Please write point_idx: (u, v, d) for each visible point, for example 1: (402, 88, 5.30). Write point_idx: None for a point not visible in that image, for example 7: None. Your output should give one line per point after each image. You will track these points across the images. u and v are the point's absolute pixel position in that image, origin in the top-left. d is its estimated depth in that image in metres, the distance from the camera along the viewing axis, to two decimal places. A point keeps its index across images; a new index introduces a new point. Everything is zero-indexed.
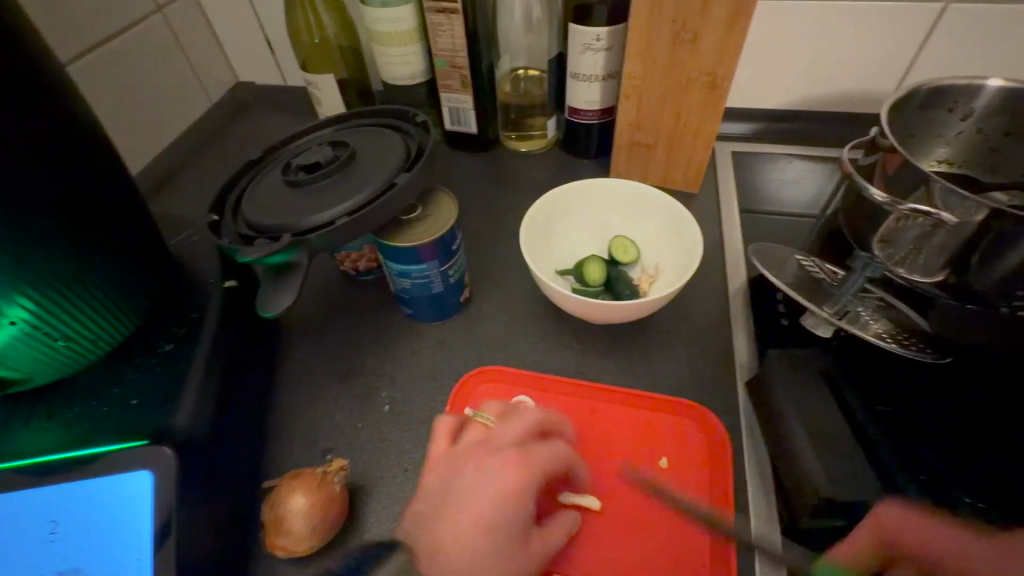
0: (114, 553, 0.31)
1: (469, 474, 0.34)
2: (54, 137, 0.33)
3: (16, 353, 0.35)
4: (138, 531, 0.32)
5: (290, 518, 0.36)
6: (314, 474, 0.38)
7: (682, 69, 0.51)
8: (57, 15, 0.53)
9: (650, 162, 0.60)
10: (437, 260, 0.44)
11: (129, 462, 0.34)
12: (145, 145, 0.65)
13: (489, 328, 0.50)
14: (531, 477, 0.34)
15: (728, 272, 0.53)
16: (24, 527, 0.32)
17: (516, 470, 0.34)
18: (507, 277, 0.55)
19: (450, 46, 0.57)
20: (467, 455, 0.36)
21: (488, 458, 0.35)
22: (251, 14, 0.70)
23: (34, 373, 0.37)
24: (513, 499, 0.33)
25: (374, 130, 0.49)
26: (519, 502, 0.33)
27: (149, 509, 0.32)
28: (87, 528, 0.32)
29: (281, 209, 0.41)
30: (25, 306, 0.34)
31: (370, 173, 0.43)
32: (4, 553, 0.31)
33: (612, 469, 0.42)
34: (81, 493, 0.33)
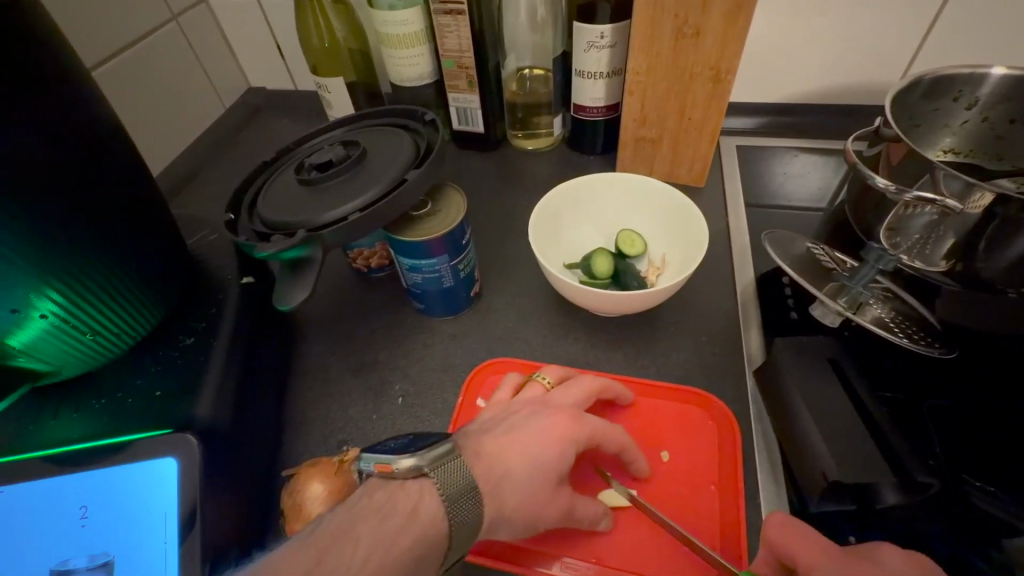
0: (143, 540, 0.32)
1: (524, 416, 0.38)
2: (80, 139, 0.34)
3: (46, 346, 0.36)
4: (165, 515, 0.33)
5: (307, 504, 0.37)
6: (329, 463, 0.39)
7: (684, 64, 0.52)
8: (76, 26, 0.55)
9: (655, 157, 0.61)
10: (447, 254, 0.45)
11: (155, 450, 0.35)
12: (164, 148, 0.67)
13: (498, 322, 0.51)
14: (587, 391, 0.41)
15: (735, 264, 0.53)
16: (56, 514, 0.33)
17: (575, 388, 0.41)
18: (517, 272, 0.56)
19: (457, 46, 0.58)
20: (535, 388, 0.42)
21: (545, 407, 0.38)
22: (263, 21, 0.72)
23: (62, 366, 0.39)
24: (558, 447, 0.36)
25: (385, 129, 0.50)
26: (564, 444, 0.36)
27: (175, 498, 0.33)
28: (117, 515, 0.33)
29: (295, 206, 0.43)
30: (52, 300, 0.35)
31: (382, 170, 0.44)
32: (36, 539, 0.32)
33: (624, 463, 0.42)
34: (110, 481, 0.34)
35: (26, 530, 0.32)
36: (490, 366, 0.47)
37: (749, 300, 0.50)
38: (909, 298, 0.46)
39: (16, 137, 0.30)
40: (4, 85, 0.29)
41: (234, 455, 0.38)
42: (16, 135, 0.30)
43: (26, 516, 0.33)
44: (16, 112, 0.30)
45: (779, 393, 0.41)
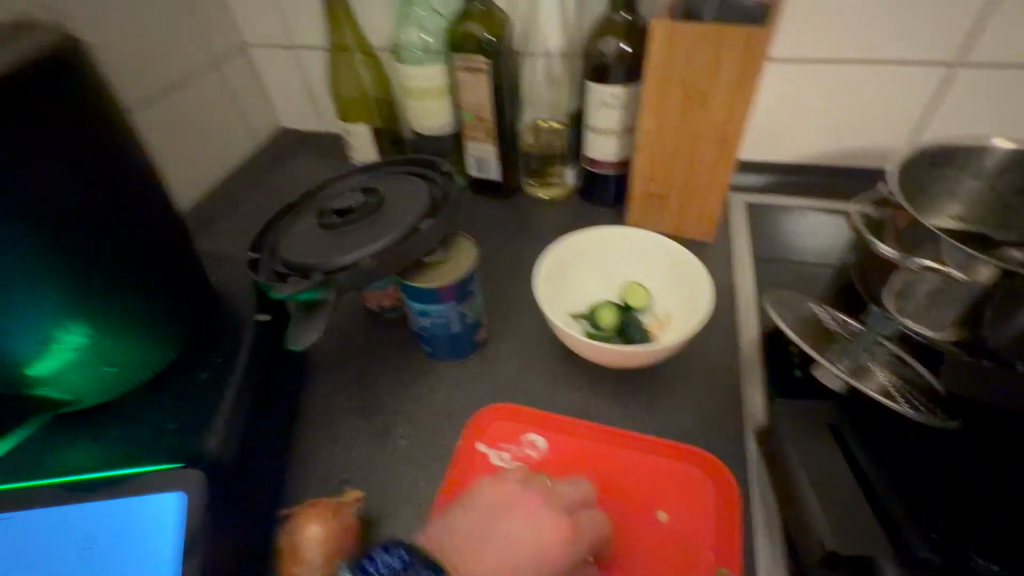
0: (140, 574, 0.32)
1: (527, 509, 0.38)
2: (129, 189, 0.37)
3: (70, 375, 0.38)
4: (166, 550, 0.33)
5: (304, 545, 0.37)
6: (329, 504, 0.39)
7: (692, 126, 0.54)
8: (124, 74, 0.59)
9: (663, 212, 0.62)
10: (455, 301, 0.47)
11: (162, 483, 0.36)
12: (193, 185, 0.70)
13: (502, 369, 0.52)
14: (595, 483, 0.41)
15: (740, 322, 0.54)
16: (60, 543, 0.34)
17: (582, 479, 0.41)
18: (523, 320, 0.57)
19: (476, 100, 0.61)
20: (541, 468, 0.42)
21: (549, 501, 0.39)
22: (297, 69, 0.77)
23: (83, 395, 0.40)
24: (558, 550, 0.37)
25: (403, 178, 0.52)
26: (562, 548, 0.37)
27: (177, 531, 0.34)
28: (117, 547, 0.33)
29: (313, 249, 0.45)
30: (82, 332, 0.37)
31: (397, 218, 0.46)
32: (39, 566, 0.33)
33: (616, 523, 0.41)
34: (114, 513, 0.35)
35: (31, 556, 0.33)
36: (497, 410, 0.48)
37: (752, 357, 0.51)
38: (914, 367, 0.45)
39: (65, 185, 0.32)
40: (64, 141, 0.32)
41: (236, 492, 0.39)
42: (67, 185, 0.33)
43: (32, 543, 0.34)
44: (67, 163, 0.32)
45: (779, 458, 0.40)
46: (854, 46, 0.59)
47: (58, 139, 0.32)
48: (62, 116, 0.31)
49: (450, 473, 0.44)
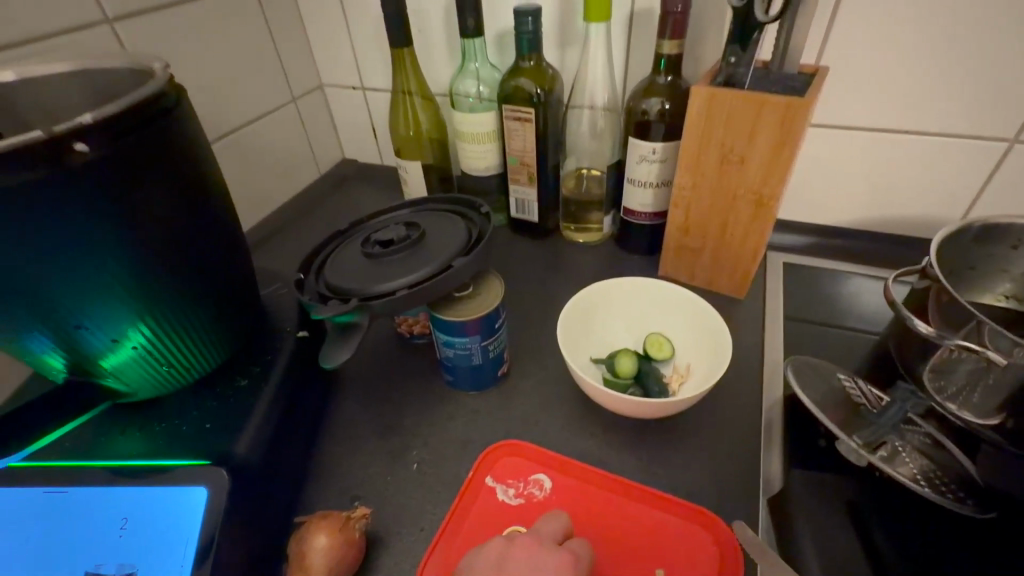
0: (162, 561, 0.36)
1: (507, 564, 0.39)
2: (200, 211, 0.41)
3: (130, 370, 0.43)
4: (185, 543, 0.36)
5: (310, 555, 0.39)
6: (338, 517, 0.41)
7: (728, 186, 0.55)
8: (214, 106, 0.67)
9: (697, 265, 0.63)
10: (479, 335, 0.49)
11: (191, 478, 0.39)
12: (260, 205, 0.77)
13: (519, 405, 0.53)
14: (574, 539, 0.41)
15: (765, 385, 0.53)
16: (99, 523, 0.37)
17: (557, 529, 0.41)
18: (545, 360, 0.58)
19: (521, 146, 0.65)
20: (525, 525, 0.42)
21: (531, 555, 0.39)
22: (363, 107, 0.84)
23: (139, 389, 0.45)
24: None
25: (444, 215, 0.56)
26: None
27: (197, 526, 0.37)
28: (146, 534, 0.37)
29: (354, 276, 0.49)
30: (145, 334, 0.42)
31: (433, 253, 0.49)
32: (80, 542, 0.36)
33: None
34: (147, 501, 0.38)
35: (75, 532, 0.37)
36: (508, 445, 0.49)
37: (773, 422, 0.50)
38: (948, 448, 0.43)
39: (154, 209, 0.38)
40: (157, 169, 0.37)
41: (256, 495, 0.42)
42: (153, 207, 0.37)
43: (77, 520, 0.38)
44: (158, 192, 0.37)
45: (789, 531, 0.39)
46: (903, 118, 0.59)
47: (154, 171, 0.37)
48: (157, 148, 0.37)
49: (455, 502, 0.45)
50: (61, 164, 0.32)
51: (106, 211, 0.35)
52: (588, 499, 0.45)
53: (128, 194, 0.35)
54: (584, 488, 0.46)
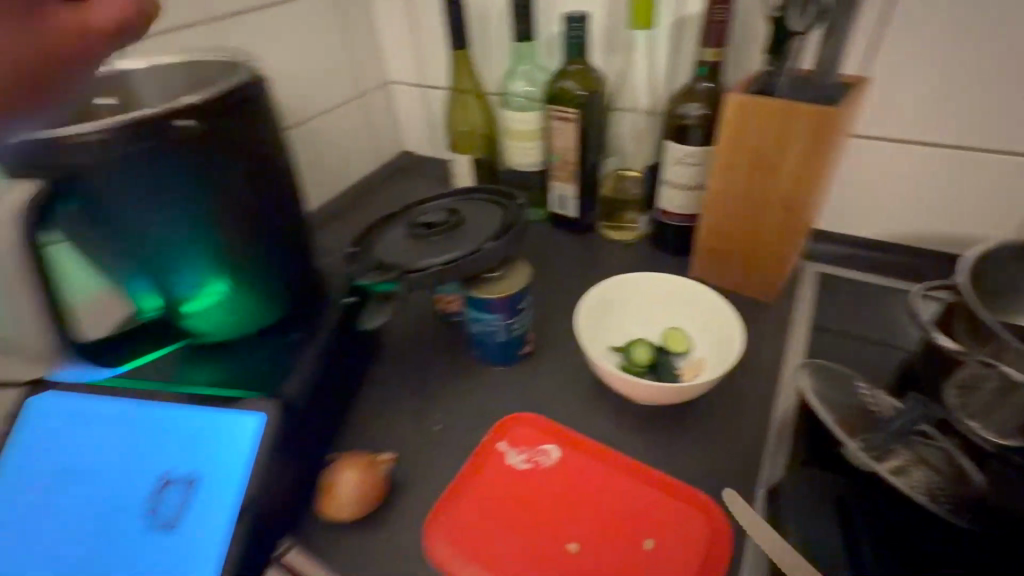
0: (226, 472, 0.41)
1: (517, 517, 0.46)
2: (270, 185, 0.48)
3: (208, 313, 0.50)
4: (244, 459, 0.42)
5: (339, 487, 0.45)
6: (364, 458, 0.47)
7: (759, 192, 0.57)
8: (291, 97, 0.75)
9: (727, 269, 0.64)
10: (505, 313, 0.54)
11: (247, 405, 0.44)
12: (324, 187, 0.85)
13: (538, 385, 0.57)
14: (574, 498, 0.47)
15: (780, 388, 0.54)
16: (175, 435, 0.43)
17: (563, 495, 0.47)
18: (568, 346, 0.61)
19: (563, 145, 0.68)
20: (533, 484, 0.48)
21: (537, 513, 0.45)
22: (423, 103, 0.90)
23: (212, 332, 0.51)
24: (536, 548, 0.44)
25: (485, 204, 0.61)
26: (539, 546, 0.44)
27: (252, 447, 0.42)
28: (211, 448, 0.42)
29: (399, 253, 0.55)
30: (223, 284, 0.48)
31: (470, 237, 0.54)
32: (161, 449, 0.43)
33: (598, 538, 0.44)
34: (214, 419, 0.43)
35: (157, 440, 0.43)
36: (520, 416, 0.53)
37: (787, 423, 0.51)
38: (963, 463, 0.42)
39: (234, 179, 0.44)
40: (238, 146, 0.44)
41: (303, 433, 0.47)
42: (232, 177, 0.44)
43: (158, 429, 0.44)
44: (239, 164, 0.44)
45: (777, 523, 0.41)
46: (954, 132, 0.57)
47: (237, 147, 0.44)
48: (240, 128, 0.44)
49: (468, 461, 0.50)
50: (170, 134, 0.39)
51: (196, 176, 0.42)
52: (588, 469, 0.49)
53: (215, 164, 0.43)
54: (587, 461, 0.49)
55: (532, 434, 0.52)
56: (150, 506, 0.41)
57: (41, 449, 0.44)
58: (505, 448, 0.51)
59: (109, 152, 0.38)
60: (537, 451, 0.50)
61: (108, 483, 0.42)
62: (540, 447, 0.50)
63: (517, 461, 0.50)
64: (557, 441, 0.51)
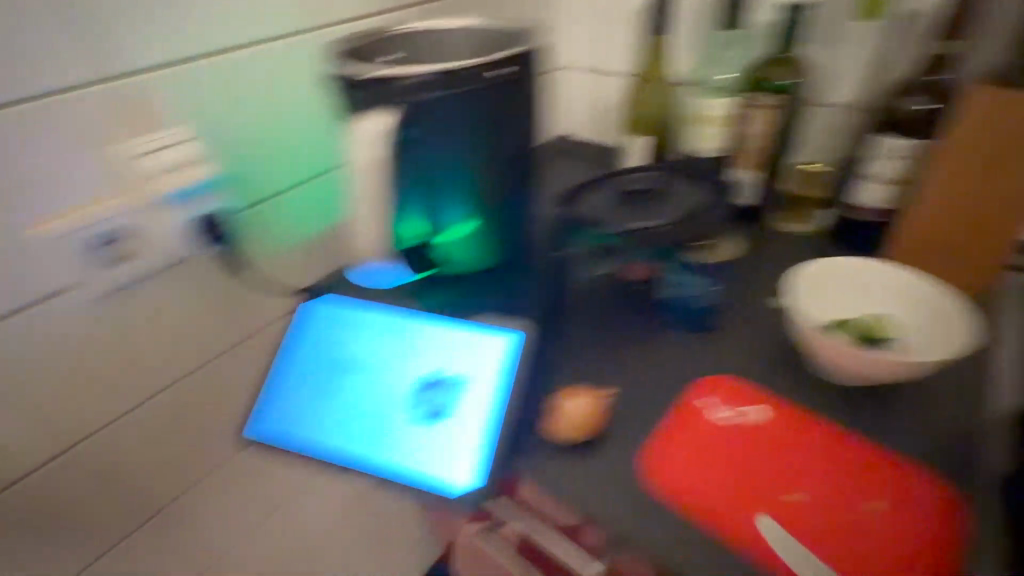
0: (495, 375, 0.49)
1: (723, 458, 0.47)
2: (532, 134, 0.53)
3: (455, 246, 0.56)
4: (511, 367, 0.49)
5: (560, 411, 0.47)
6: (583, 391, 0.49)
7: (995, 182, 0.57)
8: None
9: (932, 266, 0.63)
10: (709, 276, 0.57)
11: (509, 325, 0.51)
12: None
13: (727, 347, 0.57)
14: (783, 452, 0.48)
15: (994, 383, 0.52)
16: (447, 341, 0.51)
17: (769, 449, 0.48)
18: (752, 315, 0.61)
19: (758, 126, 0.69)
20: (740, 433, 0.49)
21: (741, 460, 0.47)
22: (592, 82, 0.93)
23: (447, 264, 0.56)
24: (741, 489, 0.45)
25: (689, 179, 0.64)
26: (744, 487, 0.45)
27: (516, 358, 0.49)
28: (479, 355, 0.50)
29: (612, 211, 0.58)
30: (477, 219, 0.54)
31: (686, 205, 0.59)
32: (434, 350, 0.51)
33: (819, 486, 0.45)
34: (481, 333, 0.51)
35: (429, 342, 0.51)
36: (718, 372, 0.54)
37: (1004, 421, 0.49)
38: None
39: (516, 123, 0.50)
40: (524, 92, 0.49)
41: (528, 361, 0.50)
42: (515, 119, 0.49)
43: (431, 334, 0.52)
44: (522, 110, 0.49)
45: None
46: None
47: (525, 94, 0.49)
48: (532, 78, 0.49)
49: (673, 404, 0.51)
50: (489, 81, 0.46)
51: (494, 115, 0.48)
52: (798, 428, 0.49)
53: (508, 105, 0.48)
54: (797, 420, 0.50)
55: (736, 388, 0.53)
56: (418, 396, 0.48)
57: (327, 340, 0.55)
58: (709, 396, 0.52)
59: (449, 84, 0.44)
60: (743, 405, 0.51)
61: (383, 372, 0.50)
62: (746, 401, 0.51)
63: (723, 409, 0.51)
64: (761, 398, 0.52)
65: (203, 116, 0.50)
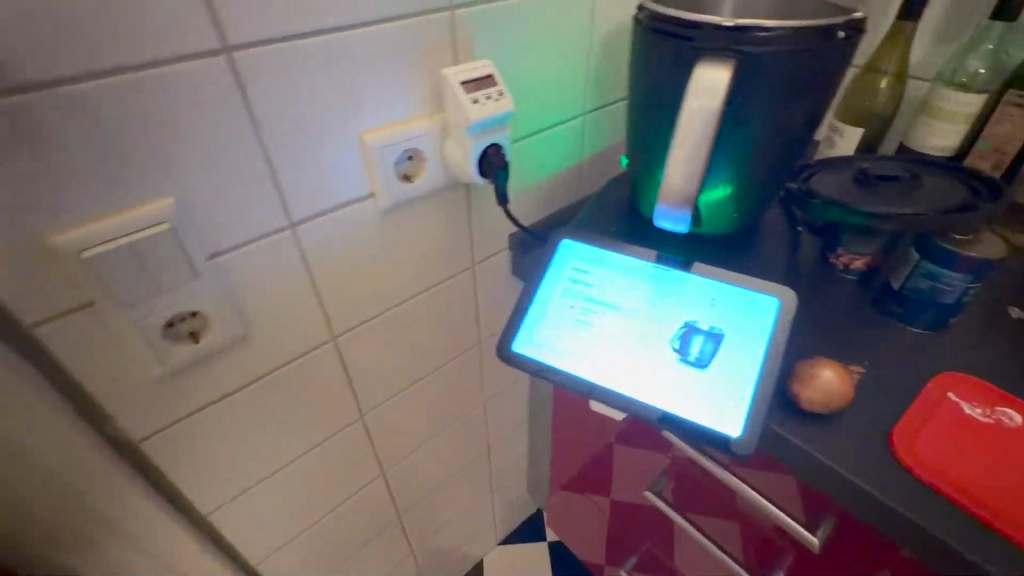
0: (749, 334, 0.49)
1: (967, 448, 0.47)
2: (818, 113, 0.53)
3: (715, 209, 0.58)
4: (766, 328, 0.48)
5: (816, 377, 0.49)
6: (835, 364, 0.51)
7: None
8: None
9: None
10: (968, 274, 0.52)
11: (764, 287, 0.50)
12: None
13: (962, 355, 0.56)
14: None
15: None
16: (697, 294, 0.52)
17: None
18: (986, 329, 0.59)
19: (1009, 133, 0.65)
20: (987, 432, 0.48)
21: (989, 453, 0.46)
22: None
23: (706, 225, 0.60)
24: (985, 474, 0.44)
25: (943, 172, 0.60)
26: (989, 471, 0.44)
27: (772, 321, 0.48)
28: (732, 313, 0.50)
29: (851, 194, 0.57)
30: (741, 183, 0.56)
31: (942, 199, 0.55)
32: (685, 301, 0.52)
33: None
34: (733, 291, 0.51)
35: (680, 293, 0.52)
36: (961, 374, 0.53)
37: None
38: None
39: (815, 99, 0.50)
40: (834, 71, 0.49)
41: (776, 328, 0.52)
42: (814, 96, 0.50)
43: (679, 285, 0.53)
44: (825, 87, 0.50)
45: None
46: None
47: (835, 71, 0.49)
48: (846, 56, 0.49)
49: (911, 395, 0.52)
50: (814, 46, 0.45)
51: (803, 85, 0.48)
52: None
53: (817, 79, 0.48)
54: None
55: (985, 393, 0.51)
56: (676, 343, 0.51)
57: (574, 277, 0.56)
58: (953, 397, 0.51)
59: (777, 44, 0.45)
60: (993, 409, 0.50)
61: (633, 313, 0.53)
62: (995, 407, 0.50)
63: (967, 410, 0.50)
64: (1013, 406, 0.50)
65: (507, 55, 0.56)
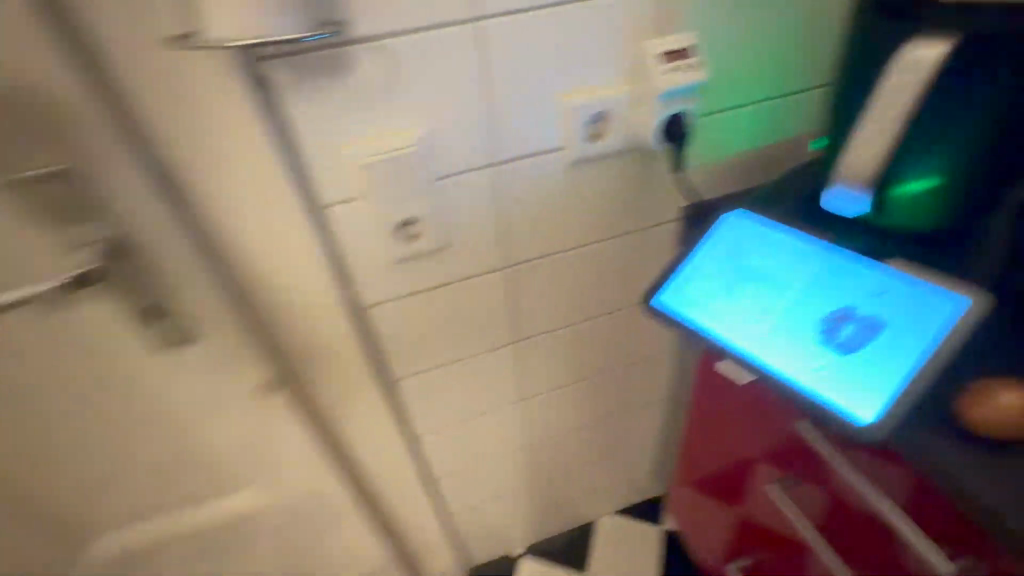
0: (915, 332, 0.46)
1: None
2: None
3: (912, 202, 0.56)
4: (938, 330, 0.45)
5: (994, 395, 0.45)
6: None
7: None
8: None
9: None
10: None
11: (951, 289, 0.46)
12: None
13: None
14: None
15: None
16: (867, 284, 0.50)
17: None
18: None
19: None
20: None
21: None
22: None
23: (902, 222, 0.57)
24: None
25: None
26: None
27: (947, 324, 0.45)
28: (902, 309, 0.48)
29: None
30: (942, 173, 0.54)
31: None
32: (851, 289, 0.51)
33: None
34: (911, 289, 0.48)
35: (847, 281, 0.52)
36: None
37: None
38: None
39: None
40: None
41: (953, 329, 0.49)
42: None
43: (850, 273, 0.52)
44: None
45: None
46: None
47: None
48: None
49: None
50: None
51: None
52: None
53: None
54: None
55: None
56: (829, 327, 0.50)
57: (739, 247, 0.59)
58: None
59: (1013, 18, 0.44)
60: None
61: (789, 291, 0.54)
62: None
63: None
64: None
65: (713, 28, 0.60)
